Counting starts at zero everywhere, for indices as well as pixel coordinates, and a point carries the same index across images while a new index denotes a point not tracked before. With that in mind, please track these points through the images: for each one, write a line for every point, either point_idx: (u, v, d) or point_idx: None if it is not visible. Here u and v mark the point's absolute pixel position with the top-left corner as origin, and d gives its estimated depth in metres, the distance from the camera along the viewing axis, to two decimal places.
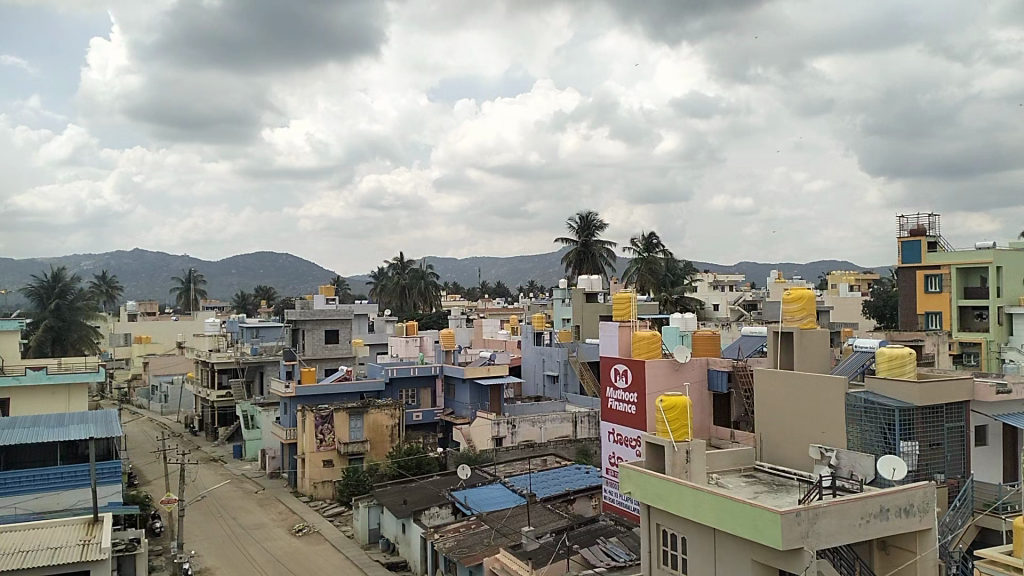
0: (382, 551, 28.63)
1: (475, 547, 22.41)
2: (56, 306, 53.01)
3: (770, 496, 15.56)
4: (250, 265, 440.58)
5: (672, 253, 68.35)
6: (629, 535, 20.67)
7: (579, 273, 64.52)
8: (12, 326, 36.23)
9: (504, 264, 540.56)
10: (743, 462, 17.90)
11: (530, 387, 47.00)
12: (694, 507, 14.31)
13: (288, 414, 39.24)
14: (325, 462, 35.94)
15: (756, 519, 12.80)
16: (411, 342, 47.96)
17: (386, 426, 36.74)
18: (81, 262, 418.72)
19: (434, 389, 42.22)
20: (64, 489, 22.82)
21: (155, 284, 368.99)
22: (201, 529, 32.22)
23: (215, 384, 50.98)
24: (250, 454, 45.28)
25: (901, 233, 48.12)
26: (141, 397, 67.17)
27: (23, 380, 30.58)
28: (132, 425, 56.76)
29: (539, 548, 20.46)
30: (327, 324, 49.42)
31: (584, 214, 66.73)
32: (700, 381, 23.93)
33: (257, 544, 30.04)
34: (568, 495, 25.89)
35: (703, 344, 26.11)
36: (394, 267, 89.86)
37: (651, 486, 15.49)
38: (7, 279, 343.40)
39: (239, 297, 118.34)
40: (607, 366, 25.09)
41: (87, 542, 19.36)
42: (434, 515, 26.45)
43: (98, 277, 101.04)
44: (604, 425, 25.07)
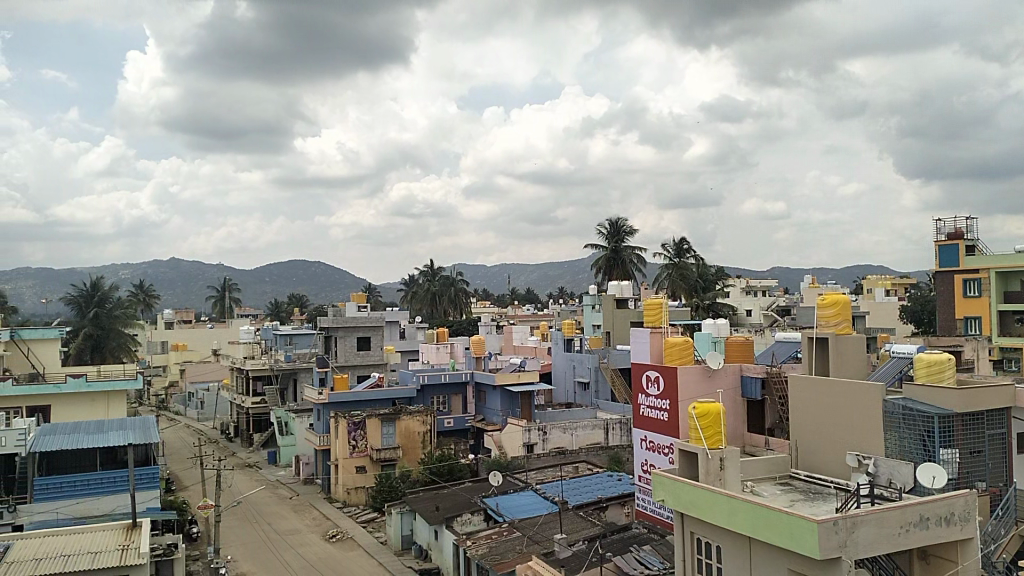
0: (415, 558, 28.74)
1: (507, 555, 22.38)
2: (95, 314, 54.15)
3: (806, 505, 15.34)
4: (283, 274, 445.73)
5: (704, 259, 67.81)
6: (662, 543, 20.53)
7: (609, 279, 64.35)
8: (53, 334, 36.94)
9: (534, 271, 540.65)
10: (778, 470, 17.61)
11: (561, 394, 46.94)
12: (728, 515, 14.16)
13: (321, 420, 39.61)
14: (358, 468, 36.29)
15: (792, 528, 12.64)
16: (442, 349, 48.19)
17: (418, 432, 36.86)
18: (119, 271, 427.29)
19: (465, 396, 42.48)
20: (105, 494, 23.21)
21: (189, 293, 374.99)
22: (237, 534, 32.63)
23: (250, 391, 51.90)
24: (284, 459, 45.74)
25: (938, 236, 47.11)
26: (177, 403, 68.26)
27: (63, 389, 31.26)
28: (168, 431, 57.68)
29: (572, 556, 20.42)
30: (359, 331, 49.79)
31: (613, 219, 66.61)
32: (733, 388, 23.73)
33: (292, 550, 30.33)
34: (600, 503, 25.81)
35: (735, 350, 25.94)
36: (424, 274, 90.37)
37: (684, 494, 15.34)
38: (46, 289, 351.71)
39: (272, 306, 119.76)
40: (639, 373, 24.98)
41: (126, 547, 19.70)
42: (466, 522, 26.53)
43: (136, 287, 103.02)
44: (635, 433, 24.92)
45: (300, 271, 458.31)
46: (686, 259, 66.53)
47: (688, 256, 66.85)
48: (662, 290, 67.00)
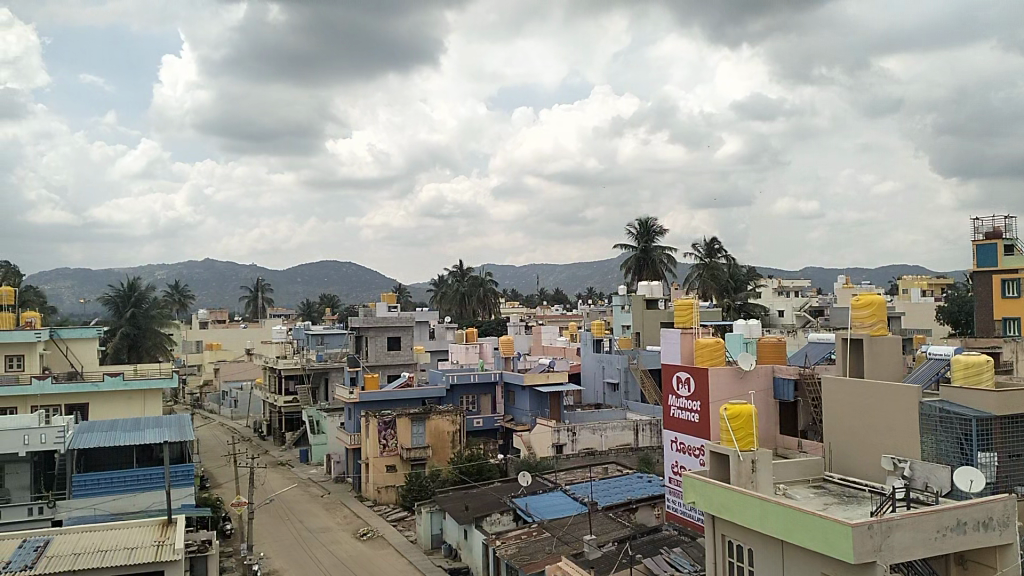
0: (445, 557, 28.86)
1: (536, 555, 22.38)
2: (131, 314, 55.03)
3: (840, 508, 15.13)
4: (314, 275, 450.09)
5: (735, 259, 67.17)
6: (693, 545, 20.37)
7: (639, 280, 64.02)
8: (91, 334, 37.67)
9: (563, 271, 539.73)
10: (811, 473, 17.40)
11: (590, 395, 46.84)
12: (761, 518, 14.00)
13: (352, 419, 39.96)
14: (388, 467, 36.51)
15: (826, 532, 12.46)
16: (471, 349, 48.30)
17: (447, 432, 37.01)
18: (155, 272, 434.85)
19: (493, 396, 42.44)
20: (139, 492, 23.57)
21: (223, 293, 380.30)
22: (270, 531, 33.02)
23: (282, 390, 52.45)
24: (316, 458, 46.23)
25: (976, 235, 46.03)
26: (211, 402, 69.29)
27: (101, 387, 31.94)
28: (203, 430, 58.60)
29: (601, 558, 20.34)
30: (389, 331, 50.12)
31: (643, 219, 66.22)
32: (765, 389, 23.50)
33: (324, 548, 30.62)
34: (630, 504, 25.72)
35: (767, 351, 25.67)
36: (453, 275, 90.65)
37: (716, 496, 15.20)
38: (84, 289, 359.12)
39: (304, 305, 120.99)
40: (669, 374, 24.82)
41: (162, 543, 20.01)
42: (496, 522, 26.50)
43: (171, 287, 104.72)
44: (666, 434, 24.77)
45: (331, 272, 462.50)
46: (717, 259, 65.98)
47: (719, 256, 66.28)
48: (693, 291, 66.55)
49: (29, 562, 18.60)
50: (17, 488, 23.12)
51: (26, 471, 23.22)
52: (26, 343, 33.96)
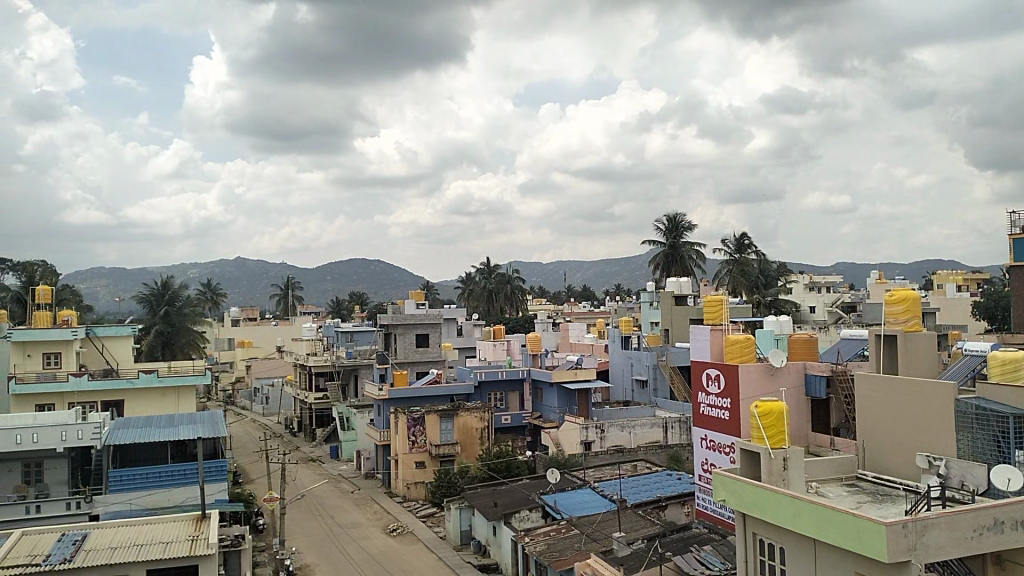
0: (474, 553, 28.97)
1: (565, 552, 22.38)
2: (165, 312, 55.93)
3: (874, 506, 14.92)
4: (343, 273, 453.65)
5: (765, 255, 66.54)
6: (724, 544, 20.20)
7: (668, 276, 63.69)
8: (126, 332, 38.37)
9: (591, 267, 538.22)
10: (844, 470, 17.19)
11: (618, 392, 46.66)
12: (793, 516, 13.87)
13: (381, 415, 40.15)
14: (417, 463, 36.72)
15: (860, 531, 12.30)
16: (499, 346, 48.37)
17: (475, 429, 37.12)
18: (187, 271, 441.42)
19: (521, 393, 42.53)
20: (174, 487, 23.93)
21: (253, 291, 384.80)
22: (302, 527, 33.40)
23: (312, 387, 52.93)
24: (346, 454, 46.64)
25: (1014, 229, 44.95)
26: (243, 398, 70.21)
27: (136, 383, 32.55)
28: (235, 426, 59.42)
29: (631, 555, 20.24)
30: (417, 328, 50.38)
31: (672, 215, 65.80)
32: (797, 386, 23.23)
33: (354, 543, 30.89)
34: (659, 501, 25.61)
35: (798, 348, 25.39)
36: (480, 272, 90.81)
37: (746, 494, 15.09)
38: (119, 287, 365.72)
39: (334, 303, 122.11)
40: (699, 371, 24.65)
41: (195, 538, 20.31)
42: (525, 518, 26.53)
43: (204, 286, 106.25)
44: (695, 431, 24.61)
45: (360, 270, 466.27)
46: (747, 255, 65.47)
47: (749, 252, 65.75)
48: (722, 287, 66.12)
49: (68, 555, 19.01)
50: (56, 483, 23.64)
51: (64, 466, 23.74)
52: (63, 341, 34.68)
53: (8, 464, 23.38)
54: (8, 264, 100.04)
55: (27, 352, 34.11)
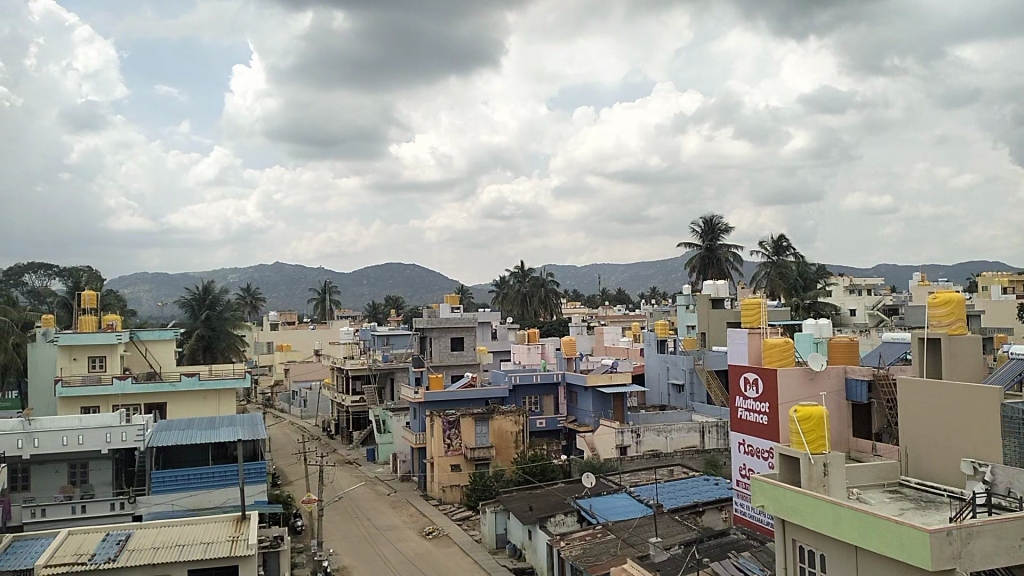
0: (510, 557, 28.95)
1: (601, 557, 22.27)
2: (206, 316, 56.97)
3: (917, 513, 14.61)
4: (378, 277, 457.48)
5: (804, 257, 65.65)
6: (762, 550, 19.91)
7: (704, 279, 63.14)
8: (168, 335, 39.14)
9: (626, 271, 535.57)
10: (886, 477, 16.85)
11: (653, 397, 46.32)
12: (834, 523, 13.65)
13: (417, 419, 40.37)
14: (453, 467, 36.84)
15: (902, 538, 12.07)
16: (533, 349, 48.32)
17: (510, 432, 37.13)
18: (227, 276, 448.96)
19: (556, 397, 42.49)
20: (215, 488, 24.33)
21: (291, 296, 390.16)
22: (339, 529, 33.74)
23: (350, 390, 53.44)
24: (383, 456, 46.97)
25: None
26: (282, 401, 71.20)
27: (178, 387, 33.20)
28: (274, 429, 60.25)
29: (668, 560, 20.05)
30: (452, 332, 50.57)
31: (708, 217, 65.23)
32: (837, 391, 22.87)
33: (391, 545, 31.12)
34: (696, 507, 25.37)
35: (838, 352, 24.99)
36: (514, 275, 90.74)
37: (785, 500, 14.87)
38: (161, 292, 373.60)
39: (370, 307, 123.25)
40: (737, 375, 24.35)
41: (235, 538, 20.63)
42: (560, 522, 26.42)
43: (244, 291, 107.98)
44: (733, 436, 24.33)
45: (395, 274, 469.96)
46: (786, 257, 64.72)
47: (787, 254, 65.00)
48: (760, 290, 65.37)
49: (113, 555, 19.47)
50: (101, 483, 24.22)
51: (108, 467, 24.31)
52: (108, 344, 35.52)
53: (54, 465, 23.95)
54: (55, 269, 102.94)
55: (73, 355, 34.98)
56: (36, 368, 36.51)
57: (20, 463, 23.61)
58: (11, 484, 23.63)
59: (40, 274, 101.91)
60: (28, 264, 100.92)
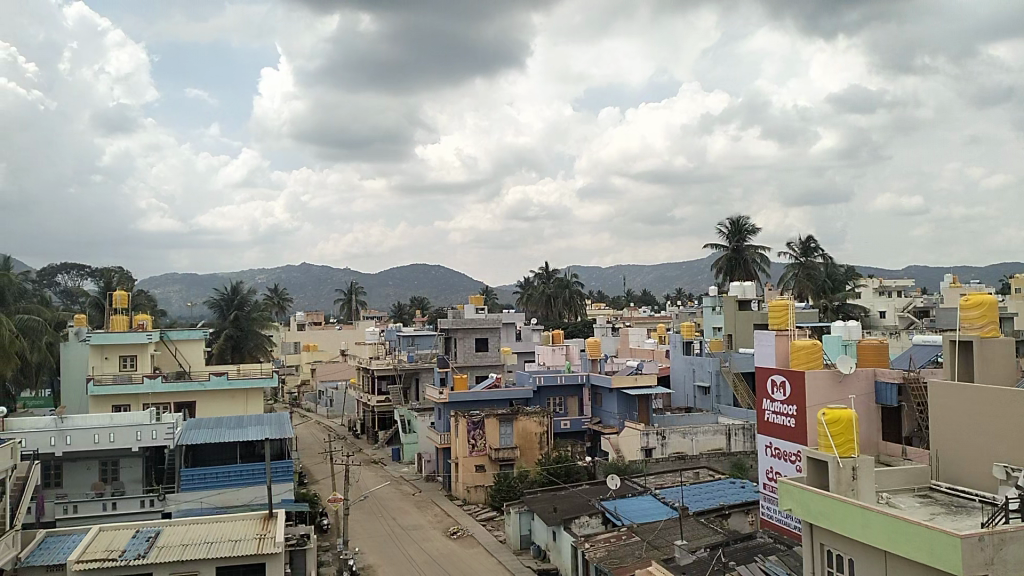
0: (534, 558, 28.91)
1: (626, 559, 22.19)
2: (235, 316, 57.61)
3: (948, 519, 14.37)
4: (403, 278, 459.67)
5: (833, 258, 64.90)
6: (789, 554, 19.70)
7: (731, 280, 62.66)
8: (197, 335, 39.65)
9: (651, 272, 533.14)
10: (916, 481, 16.60)
11: (679, 399, 46.05)
12: (862, 527, 13.50)
13: (442, 419, 40.56)
14: (477, 467, 36.85)
15: (933, 542, 11.90)
16: (558, 351, 48.25)
17: (535, 434, 37.16)
18: (255, 276, 453.76)
19: (581, 398, 42.41)
20: (243, 486, 24.60)
21: (318, 297, 393.36)
22: (364, 528, 33.97)
23: (375, 390, 53.77)
24: (408, 456, 47.19)
25: None
26: (308, 401, 71.84)
27: (207, 386, 33.64)
28: (301, 428, 60.79)
29: (694, 563, 19.91)
30: (477, 333, 50.68)
31: (735, 218, 64.71)
32: (866, 394, 22.62)
33: (415, 545, 31.26)
34: (722, 510, 25.18)
35: (867, 354, 24.70)
36: (539, 277, 90.68)
37: (812, 504, 14.72)
38: (190, 292, 378.66)
39: (395, 308, 123.92)
40: (764, 378, 24.14)
41: (263, 536, 20.86)
42: (584, 524, 26.38)
43: (271, 291, 109.09)
44: (760, 439, 24.12)
45: (421, 274, 471.67)
46: (814, 259, 64.03)
47: (816, 256, 64.30)
48: (787, 291, 64.75)
49: (143, 551, 19.77)
50: (132, 481, 24.63)
51: (139, 465, 24.72)
52: (139, 344, 36.07)
53: (86, 463, 24.37)
54: (87, 270, 104.66)
55: (105, 355, 35.55)
56: (69, 367, 37.13)
57: (53, 459, 24.05)
58: (44, 481, 24.08)
59: (72, 274, 103.61)
60: (61, 264, 102.65)
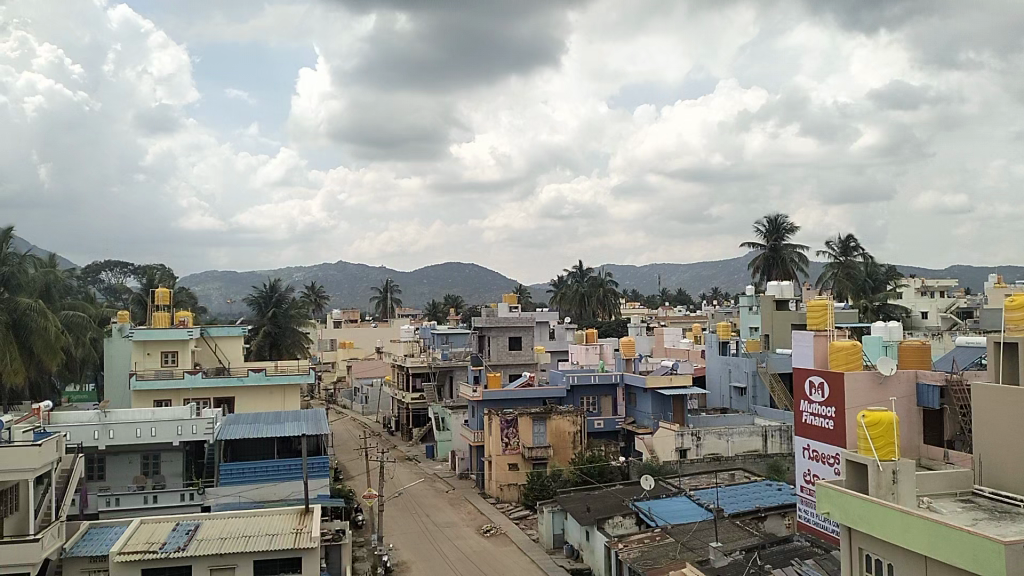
0: (567, 557, 28.87)
1: (660, 560, 22.06)
2: (273, 314, 58.45)
3: (992, 524, 14.03)
4: (438, 276, 461.93)
5: (874, 258, 63.74)
6: (827, 558, 19.39)
7: (769, 280, 61.87)
8: (237, 332, 40.29)
9: (687, 271, 528.75)
10: (958, 486, 16.31)
11: (715, 399, 45.62)
12: (903, 532, 13.22)
13: (476, 417, 40.70)
14: (511, 465, 36.97)
15: (976, 549, 11.63)
16: (591, 350, 48.14)
17: (569, 432, 37.06)
18: (292, 274, 459.83)
19: (615, 398, 42.21)
20: (281, 481, 25.00)
21: (353, 294, 397.25)
22: (398, 524, 34.23)
23: (410, 388, 54.14)
24: (441, 453, 47.43)
25: None
26: (344, 397, 72.65)
27: (246, 382, 34.19)
28: (337, 424, 61.45)
29: (729, 566, 19.74)
30: (510, 331, 50.74)
31: (773, 216, 63.86)
32: (907, 396, 22.19)
33: (449, 542, 31.40)
34: (758, 512, 24.90)
35: (909, 355, 24.22)
36: (573, 276, 90.46)
37: (852, 508, 14.46)
38: (229, 289, 385.03)
39: (430, 306, 124.69)
40: (801, 379, 23.78)
41: (299, 531, 21.15)
42: (618, 525, 26.26)
43: (308, 289, 110.50)
44: (797, 441, 23.81)
45: (455, 273, 473.53)
46: (854, 258, 62.98)
47: (856, 255, 63.22)
48: (826, 291, 63.73)
49: (182, 544, 20.16)
50: (172, 475, 25.12)
51: (180, 459, 25.22)
52: (179, 340, 36.74)
53: (128, 456, 24.89)
54: (130, 267, 107.07)
55: (146, 351, 36.33)
56: (112, 361, 37.98)
57: (96, 453, 24.61)
58: (88, 474, 24.66)
59: (116, 271, 106.13)
60: (105, 261, 105.08)
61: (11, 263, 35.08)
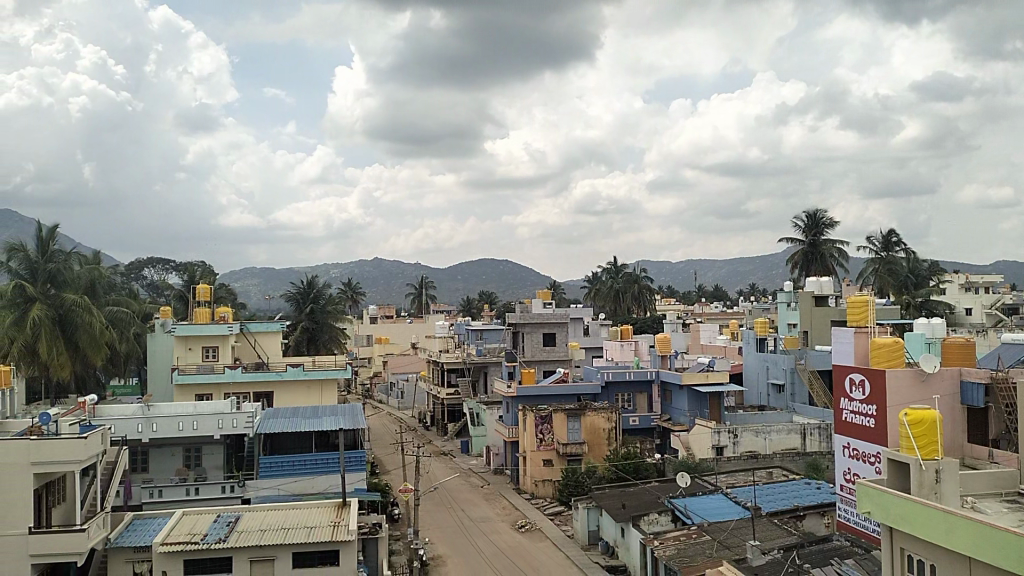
0: (602, 554, 28.83)
1: (697, 558, 21.90)
2: (310, 309, 59.16)
3: None
4: (472, 272, 463.26)
5: (916, 253, 62.48)
6: (867, 558, 19.07)
7: (807, 275, 61.01)
8: (275, 327, 40.85)
9: (723, 267, 523.07)
10: (1004, 486, 15.91)
11: (751, 396, 45.12)
12: (945, 531, 12.97)
13: (510, 413, 40.80)
14: (545, 461, 36.91)
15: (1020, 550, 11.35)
16: (627, 346, 47.89)
17: (603, 429, 36.92)
18: (329, 270, 465.23)
19: (650, 394, 41.98)
20: (319, 474, 25.26)
21: (389, 290, 400.40)
22: (433, 518, 34.47)
23: (445, 383, 54.46)
24: (476, 449, 47.64)
25: None
26: (380, 392, 73.32)
27: (284, 376, 34.74)
28: (373, 419, 62.05)
29: (766, 565, 19.54)
30: (545, 327, 50.77)
31: (812, 211, 62.88)
32: (951, 395, 21.69)
33: (484, 537, 31.53)
34: (797, 511, 24.61)
35: (953, 352, 23.65)
36: (608, 272, 90.05)
37: (894, 507, 14.21)
38: (267, 286, 390.86)
39: (464, 302, 125.02)
40: (841, 376, 23.43)
41: (337, 524, 21.42)
42: (653, 522, 25.98)
43: (345, 286, 111.82)
44: (838, 439, 23.42)
45: (489, 269, 474.35)
46: (895, 253, 61.79)
47: (897, 250, 62.02)
48: (866, 287, 62.61)
49: (223, 535, 20.55)
50: (213, 467, 25.67)
51: (221, 452, 25.75)
52: (220, 335, 37.41)
53: (171, 449, 25.46)
54: (171, 264, 109.36)
55: (189, 346, 37.07)
56: (155, 356, 38.77)
57: (140, 446, 25.18)
58: (132, 466, 25.23)
59: (158, 268, 108.54)
60: (149, 258, 107.54)
61: (58, 261, 35.97)
